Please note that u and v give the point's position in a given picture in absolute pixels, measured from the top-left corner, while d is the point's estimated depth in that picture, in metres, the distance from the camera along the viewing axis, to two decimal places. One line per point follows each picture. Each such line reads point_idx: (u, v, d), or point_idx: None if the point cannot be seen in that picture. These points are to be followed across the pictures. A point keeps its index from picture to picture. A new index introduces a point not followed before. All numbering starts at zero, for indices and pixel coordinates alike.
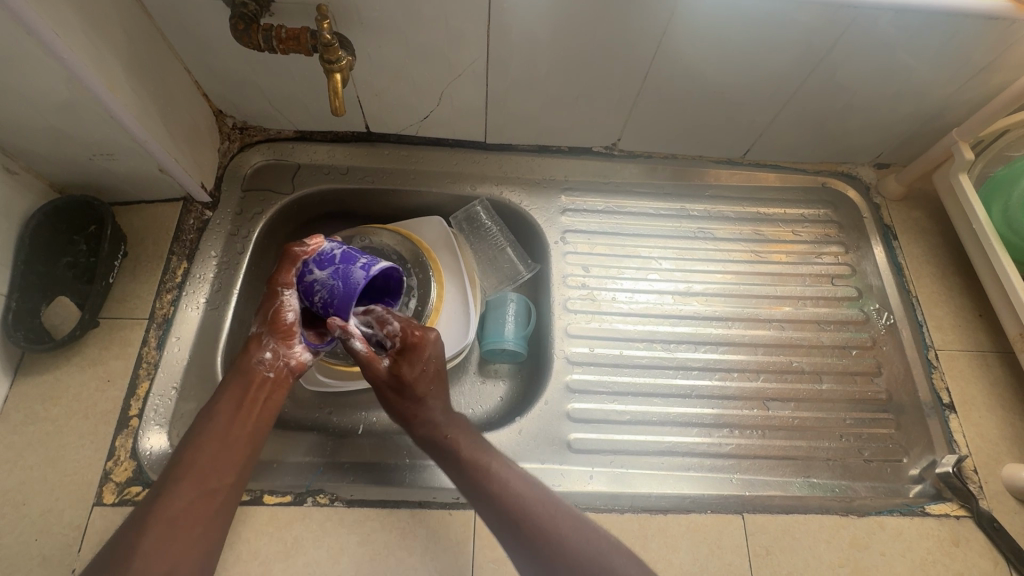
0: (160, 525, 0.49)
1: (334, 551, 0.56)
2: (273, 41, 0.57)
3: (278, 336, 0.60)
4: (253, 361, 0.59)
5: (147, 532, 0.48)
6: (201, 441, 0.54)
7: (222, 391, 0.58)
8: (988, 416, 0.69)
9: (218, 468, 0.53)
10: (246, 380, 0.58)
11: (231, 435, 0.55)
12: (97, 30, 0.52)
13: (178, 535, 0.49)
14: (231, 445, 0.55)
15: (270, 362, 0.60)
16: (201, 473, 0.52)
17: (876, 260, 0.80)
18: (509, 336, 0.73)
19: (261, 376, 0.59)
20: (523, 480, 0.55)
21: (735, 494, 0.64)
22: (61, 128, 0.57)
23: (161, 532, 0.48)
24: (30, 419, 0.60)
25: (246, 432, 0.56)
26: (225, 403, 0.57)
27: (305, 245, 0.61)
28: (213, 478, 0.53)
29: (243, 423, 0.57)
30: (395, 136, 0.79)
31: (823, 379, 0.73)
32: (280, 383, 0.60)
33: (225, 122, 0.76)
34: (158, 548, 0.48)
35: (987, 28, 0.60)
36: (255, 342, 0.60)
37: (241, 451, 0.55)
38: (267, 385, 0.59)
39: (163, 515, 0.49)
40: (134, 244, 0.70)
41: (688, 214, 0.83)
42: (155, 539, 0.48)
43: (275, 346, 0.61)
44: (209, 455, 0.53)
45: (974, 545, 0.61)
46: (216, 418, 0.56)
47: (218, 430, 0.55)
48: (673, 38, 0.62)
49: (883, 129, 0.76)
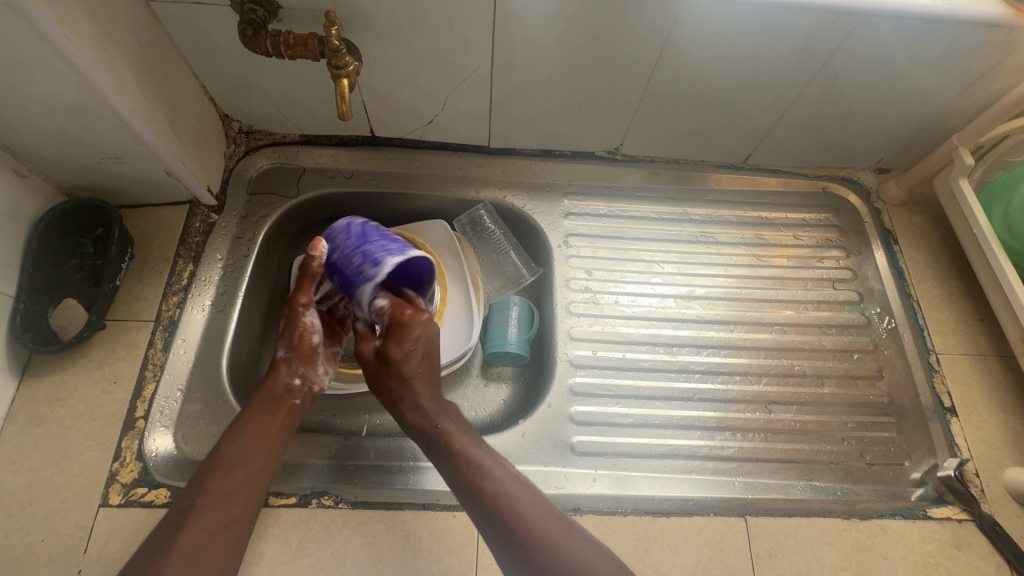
0: (183, 552, 0.47)
1: (338, 553, 0.56)
2: (280, 47, 0.58)
3: (306, 359, 0.62)
4: (280, 386, 0.60)
5: (169, 560, 0.47)
6: (224, 466, 0.53)
7: (246, 416, 0.57)
8: (989, 420, 0.69)
9: (241, 495, 0.52)
10: (272, 405, 0.58)
11: (257, 457, 0.55)
12: (106, 35, 0.53)
13: (202, 560, 0.48)
14: (253, 471, 0.54)
15: (297, 388, 0.61)
16: (224, 499, 0.51)
17: (876, 264, 0.80)
18: (512, 339, 0.73)
19: (288, 401, 0.60)
20: (527, 492, 0.53)
21: (737, 498, 0.64)
22: (69, 131, 0.57)
23: (184, 559, 0.47)
24: (37, 421, 0.60)
25: (270, 458, 0.55)
26: (250, 425, 0.56)
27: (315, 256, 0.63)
28: (236, 505, 0.52)
29: (266, 448, 0.56)
30: (400, 140, 0.79)
31: (824, 382, 0.73)
32: (302, 408, 0.61)
33: (231, 126, 0.76)
34: (185, 573, 0.46)
35: (986, 35, 0.60)
36: (282, 366, 0.61)
37: (264, 477, 0.55)
38: (294, 410, 0.60)
39: (189, 540, 0.48)
40: (141, 247, 0.71)
41: (690, 218, 0.83)
42: (177, 569, 0.46)
43: (302, 370, 0.62)
44: (231, 481, 0.53)
45: (976, 549, 0.61)
46: (239, 442, 0.55)
47: (242, 455, 0.54)
48: (675, 45, 0.63)
49: (883, 135, 0.77)
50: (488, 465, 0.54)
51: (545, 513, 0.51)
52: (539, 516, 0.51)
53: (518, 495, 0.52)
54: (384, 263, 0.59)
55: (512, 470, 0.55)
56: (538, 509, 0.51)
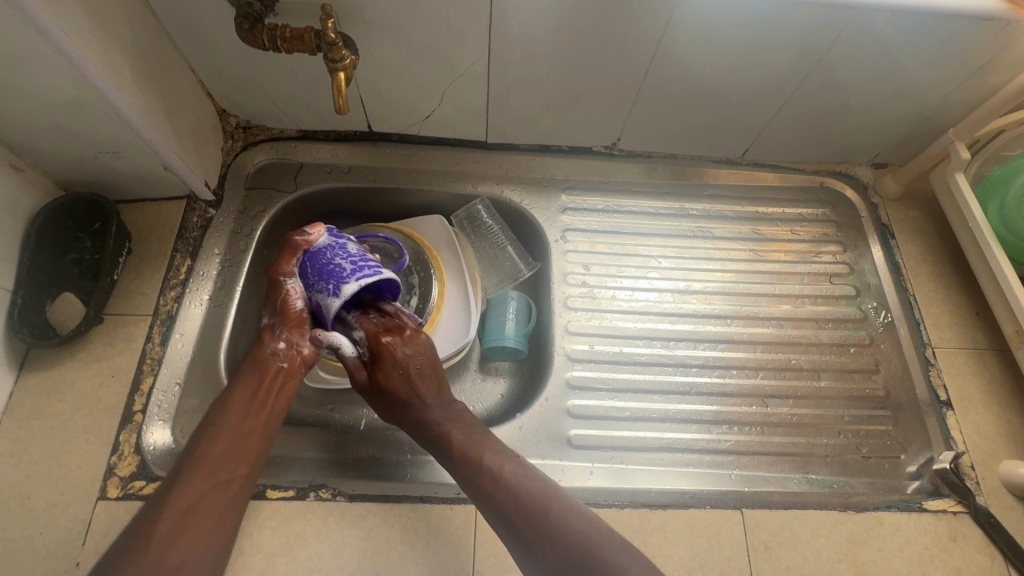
0: (175, 513, 0.49)
1: (336, 545, 0.56)
2: (277, 41, 0.58)
3: (289, 324, 0.62)
4: (266, 352, 0.60)
5: (162, 521, 0.49)
6: (215, 433, 0.55)
7: (235, 384, 0.58)
8: (985, 414, 0.69)
9: (230, 460, 0.54)
10: (259, 372, 0.59)
11: (245, 425, 0.56)
12: (103, 29, 0.53)
13: (192, 524, 0.49)
14: (244, 437, 0.56)
15: (284, 352, 0.61)
16: (215, 463, 0.53)
17: (873, 258, 0.80)
18: (510, 334, 0.73)
19: (275, 367, 0.60)
20: (531, 480, 0.54)
21: (734, 490, 0.65)
22: (67, 126, 0.57)
23: (174, 523, 0.49)
24: (35, 414, 0.60)
25: (260, 425, 0.57)
26: (239, 393, 0.58)
27: (307, 233, 0.62)
28: (227, 469, 0.53)
29: (255, 417, 0.57)
30: (397, 135, 0.79)
31: (821, 376, 0.74)
32: (292, 374, 0.61)
33: (228, 122, 0.76)
34: (173, 537, 0.48)
35: (983, 29, 0.60)
36: (267, 333, 0.62)
37: (254, 444, 0.56)
38: (281, 375, 0.60)
39: (177, 505, 0.50)
40: (139, 241, 0.71)
41: (687, 214, 0.83)
42: (169, 530, 0.48)
43: (288, 335, 0.61)
44: (221, 447, 0.54)
45: (971, 541, 0.61)
46: (229, 409, 0.56)
47: (232, 423, 0.56)
48: (671, 40, 0.63)
49: (880, 130, 0.77)
50: (488, 461, 0.55)
51: (542, 494, 0.53)
52: (537, 500, 0.52)
53: (532, 489, 0.53)
54: (339, 291, 0.60)
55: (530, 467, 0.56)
56: (551, 500, 0.52)
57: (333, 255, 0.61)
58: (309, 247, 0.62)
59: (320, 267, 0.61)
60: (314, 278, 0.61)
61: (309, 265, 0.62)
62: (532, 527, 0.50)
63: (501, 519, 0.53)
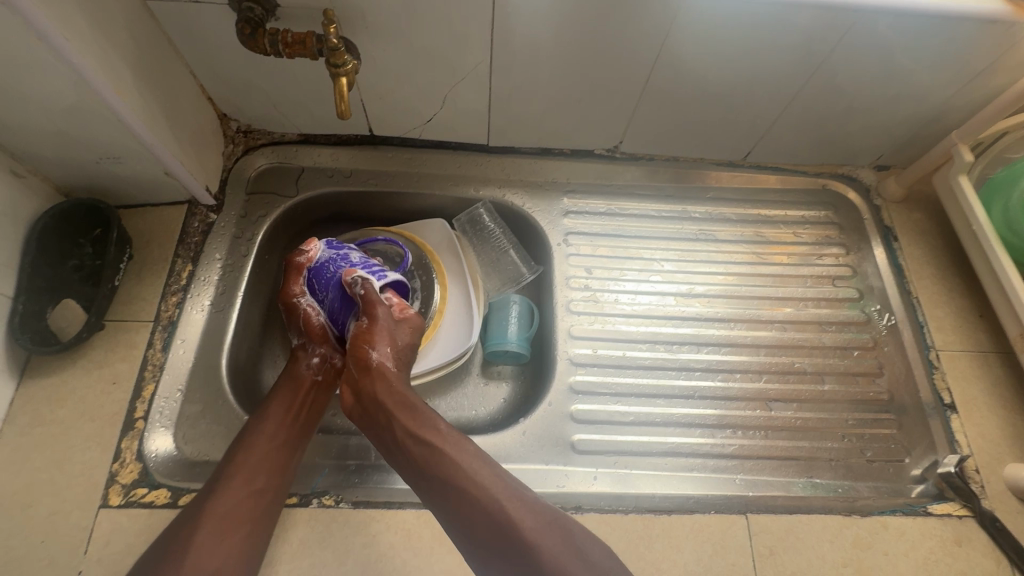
0: (212, 521, 0.52)
1: (339, 552, 0.56)
2: (279, 45, 0.58)
3: (317, 339, 0.64)
4: (301, 367, 0.63)
5: (200, 526, 0.52)
6: (251, 441, 0.57)
7: (274, 394, 0.60)
8: (989, 417, 0.69)
9: (266, 468, 0.56)
10: (295, 383, 0.61)
11: (281, 433, 0.58)
12: (104, 35, 0.53)
13: (228, 531, 0.52)
14: (278, 446, 0.57)
15: (318, 366, 0.64)
16: (250, 471, 0.55)
17: (876, 261, 0.80)
18: (512, 337, 0.73)
19: (310, 379, 0.63)
20: (505, 486, 0.52)
21: (738, 495, 0.64)
22: (67, 131, 0.57)
23: (211, 527, 0.52)
24: (37, 421, 0.60)
25: (294, 435, 0.59)
26: (275, 404, 0.60)
27: (305, 252, 0.65)
28: (262, 477, 0.55)
29: (290, 425, 0.59)
30: (398, 139, 0.79)
31: (824, 379, 0.73)
32: (327, 385, 0.64)
33: (229, 126, 0.76)
34: (210, 542, 0.51)
35: (987, 31, 0.60)
36: (300, 351, 0.64)
37: (288, 452, 0.58)
38: (317, 387, 0.63)
39: (214, 511, 0.53)
40: (140, 247, 0.70)
41: (690, 216, 0.83)
42: (205, 536, 0.51)
43: (320, 349, 0.64)
44: (257, 456, 0.56)
45: (976, 545, 0.61)
46: (266, 419, 0.58)
47: (267, 433, 0.58)
48: (675, 42, 0.63)
49: (883, 132, 0.77)
50: (461, 456, 0.53)
51: (516, 498, 0.51)
52: (511, 506, 0.50)
53: (488, 483, 0.52)
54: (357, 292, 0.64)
55: (490, 464, 0.54)
56: (510, 496, 0.51)
57: (337, 266, 0.65)
58: (312, 263, 0.66)
59: (326, 282, 0.65)
60: (322, 291, 0.65)
61: (316, 282, 0.66)
62: (486, 521, 0.50)
63: (451, 511, 0.52)
